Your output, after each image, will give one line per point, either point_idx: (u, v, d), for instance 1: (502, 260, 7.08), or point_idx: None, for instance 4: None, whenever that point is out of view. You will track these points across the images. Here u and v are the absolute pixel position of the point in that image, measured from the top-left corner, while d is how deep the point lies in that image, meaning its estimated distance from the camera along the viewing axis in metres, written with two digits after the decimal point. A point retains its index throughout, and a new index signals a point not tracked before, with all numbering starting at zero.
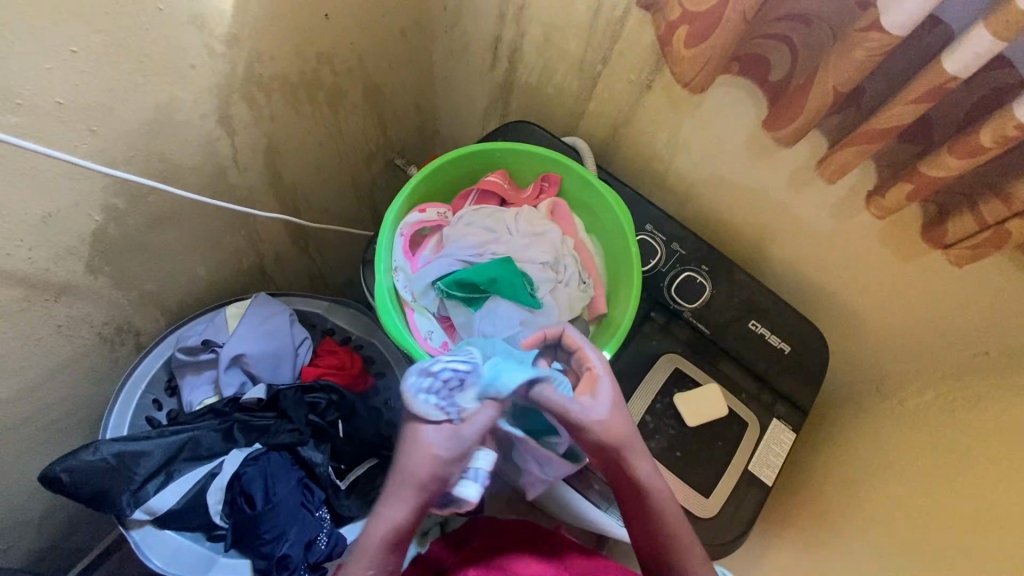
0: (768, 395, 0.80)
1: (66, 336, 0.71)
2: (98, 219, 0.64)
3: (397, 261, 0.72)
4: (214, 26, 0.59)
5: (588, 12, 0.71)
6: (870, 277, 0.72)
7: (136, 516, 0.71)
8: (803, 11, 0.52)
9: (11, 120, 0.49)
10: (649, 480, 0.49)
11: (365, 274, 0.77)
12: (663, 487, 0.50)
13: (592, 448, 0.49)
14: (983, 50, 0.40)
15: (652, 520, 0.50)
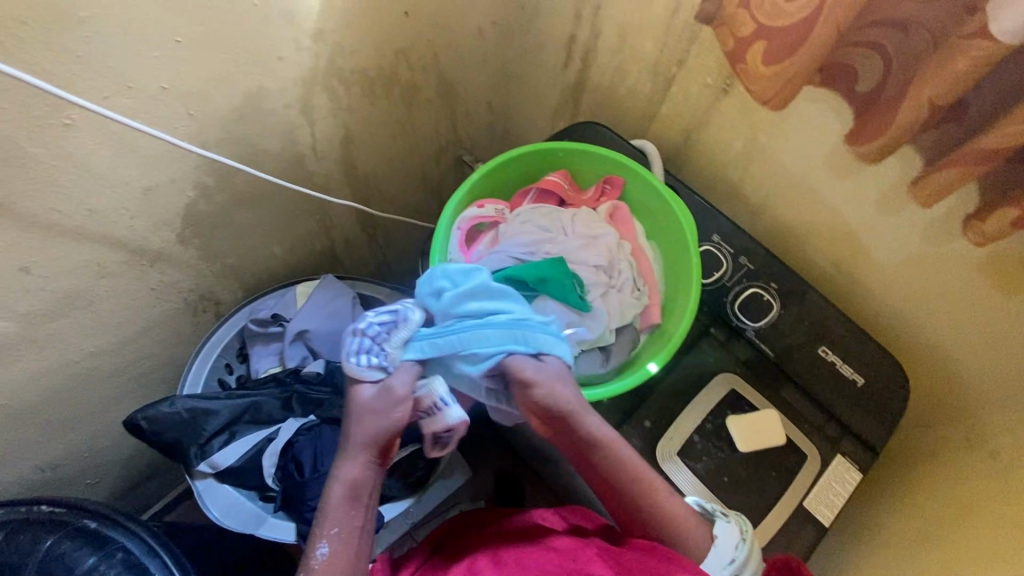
0: (835, 429, 0.74)
1: (158, 299, 0.79)
2: (190, 195, 0.70)
3: (453, 254, 0.74)
4: (302, 21, 0.64)
5: (666, 11, 0.68)
6: (967, 311, 0.64)
7: (201, 468, 0.78)
8: (899, 16, 0.47)
9: (124, 101, 0.56)
10: (598, 429, 0.59)
11: (420, 264, 0.80)
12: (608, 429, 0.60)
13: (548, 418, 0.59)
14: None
15: (602, 461, 0.59)
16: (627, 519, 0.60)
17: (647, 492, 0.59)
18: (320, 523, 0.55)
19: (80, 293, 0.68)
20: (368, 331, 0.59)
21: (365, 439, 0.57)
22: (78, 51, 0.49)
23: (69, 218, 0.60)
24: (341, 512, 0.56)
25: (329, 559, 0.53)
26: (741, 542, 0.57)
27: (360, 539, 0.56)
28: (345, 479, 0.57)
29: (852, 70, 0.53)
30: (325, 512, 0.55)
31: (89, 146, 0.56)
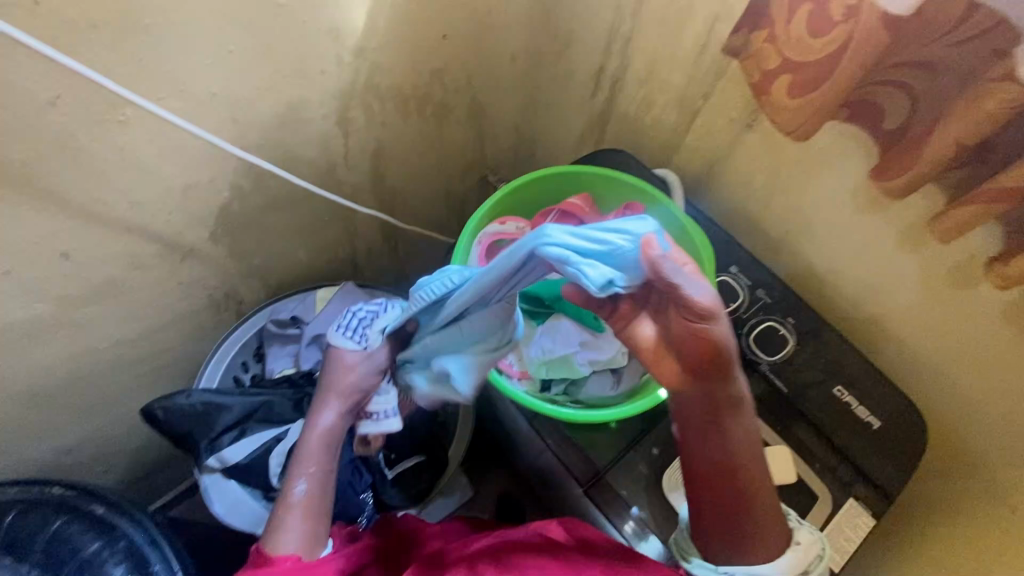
0: (850, 472, 0.71)
1: (185, 293, 0.81)
2: (226, 195, 0.73)
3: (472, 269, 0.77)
4: (347, 39, 0.67)
5: (695, 47, 0.71)
6: (988, 358, 0.63)
7: (210, 462, 0.79)
8: (926, 57, 0.48)
9: (174, 103, 0.59)
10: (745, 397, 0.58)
11: None
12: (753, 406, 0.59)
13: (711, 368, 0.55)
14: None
15: (716, 429, 0.58)
16: (705, 501, 0.59)
17: (748, 473, 0.58)
18: (299, 464, 0.67)
19: (114, 282, 0.71)
20: (357, 315, 0.72)
21: (330, 389, 0.69)
22: (140, 54, 0.53)
23: (113, 209, 0.63)
24: (317, 453, 0.68)
25: (300, 496, 0.65)
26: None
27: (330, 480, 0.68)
28: (320, 427, 0.69)
29: (878, 107, 0.54)
30: (304, 452, 0.67)
31: (138, 142, 0.60)
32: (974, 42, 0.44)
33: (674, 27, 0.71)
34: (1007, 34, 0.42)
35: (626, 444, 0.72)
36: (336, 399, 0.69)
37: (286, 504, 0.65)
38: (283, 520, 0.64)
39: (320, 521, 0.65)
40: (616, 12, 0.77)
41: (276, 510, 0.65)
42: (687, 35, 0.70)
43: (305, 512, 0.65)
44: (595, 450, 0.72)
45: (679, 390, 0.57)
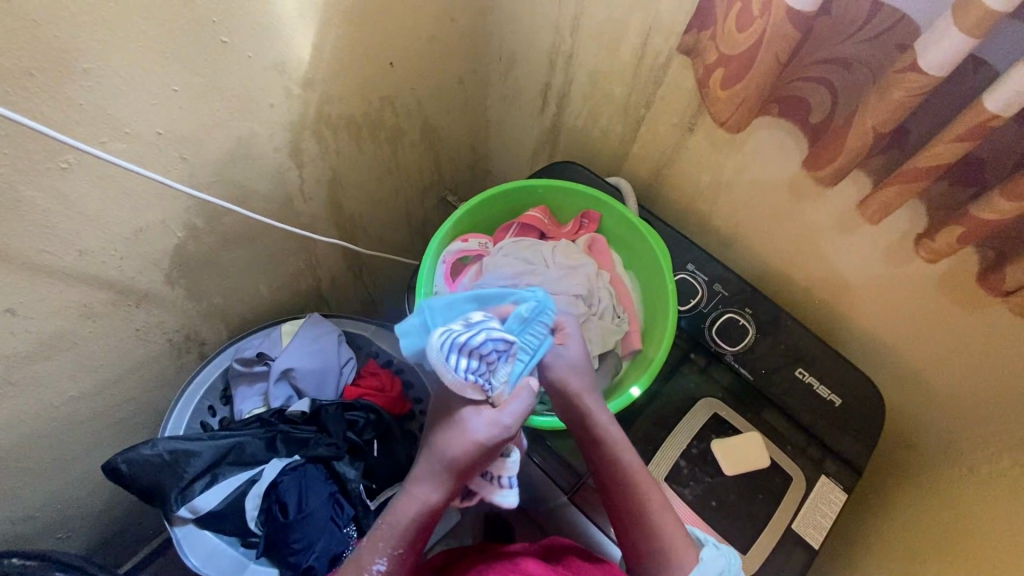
0: (816, 450, 0.75)
1: (142, 340, 0.79)
2: (180, 235, 0.72)
3: (439, 287, 0.77)
4: (293, 72, 0.68)
5: (633, 59, 0.74)
6: (929, 327, 0.68)
7: (181, 513, 0.76)
8: (840, 56, 0.52)
9: (120, 146, 0.58)
10: (618, 441, 0.61)
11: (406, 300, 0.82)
12: (617, 435, 0.62)
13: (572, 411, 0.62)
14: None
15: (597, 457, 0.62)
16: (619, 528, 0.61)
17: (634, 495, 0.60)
18: (382, 536, 0.53)
19: (64, 334, 0.68)
20: (483, 351, 0.50)
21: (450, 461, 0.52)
22: (80, 100, 0.52)
23: (59, 259, 0.61)
24: (406, 532, 0.53)
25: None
26: None
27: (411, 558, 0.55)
28: (417, 497, 0.53)
29: (804, 103, 0.58)
30: (386, 525, 0.53)
31: (82, 188, 0.58)
32: (880, 40, 0.48)
33: (612, 42, 0.75)
34: (908, 30, 0.46)
35: None
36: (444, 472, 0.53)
37: None
38: None
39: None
40: (556, 31, 0.80)
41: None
42: (624, 48, 0.74)
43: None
44: (572, 455, 0.75)
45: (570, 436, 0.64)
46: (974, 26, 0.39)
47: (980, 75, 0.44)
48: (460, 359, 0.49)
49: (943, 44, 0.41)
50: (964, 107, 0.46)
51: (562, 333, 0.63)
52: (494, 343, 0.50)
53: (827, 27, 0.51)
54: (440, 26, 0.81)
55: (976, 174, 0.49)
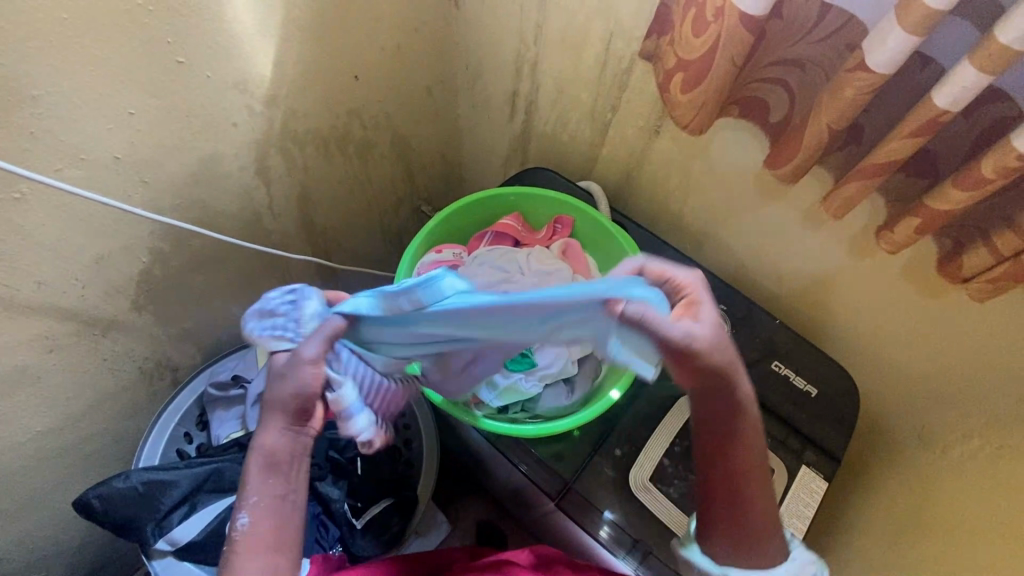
0: (798, 441, 0.75)
1: (110, 369, 0.76)
2: (146, 260, 0.70)
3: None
4: (255, 89, 0.67)
5: (597, 64, 0.75)
6: (897, 314, 0.70)
7: (159, 546, 0.74)
8: (794, 56, 0.53)
9: (77, 173, 0.56)
10: (749, 402, 0.49)
11: None
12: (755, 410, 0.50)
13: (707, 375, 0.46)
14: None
15: (736, 438, 0.50)
16: (715, 514, 0.52)
17: (745, 488, 0.51)
18: (242, 489, 0.49)
19: (27, 369, 0.66)
20: (279, 310, 0.54)
21: (280, 399, 0.50)
22: (30, 128, 0.50)
23: (16, 292, 0.59)
24: (266, 480, 0.49)
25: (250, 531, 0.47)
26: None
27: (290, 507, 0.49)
28: (263, 446, 0.50)
29: (763, 103, 0.59)
30: (249, 479, 0.49)
31: (38, 218, 0.56)
32: (830, 40, 0.49)
33: (575, 48, 0.75)
34: (856, 30, 0.47)
35: (588, 451, 0.74)
36: (286, 415, 0.50)
37: (226, 543, 0.47)
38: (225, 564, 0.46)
39: (282, 551, 0.48)
40: (519, 38, 0.81)
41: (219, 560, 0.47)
42: (587, 54, 0.75)
43: (251, 554, 0.46)
44: (558, 462, 0.73)
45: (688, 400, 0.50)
46: (917, 25, 0.40)
47: (926, 72, 0.46)
48: (254, 318, 0.55)
49: (888, 42, 0.42)
50: (912, 103, 0.48)
51: (693, 302, 0.46)
52: (286, 303, 0.54)
53: (780, 28, 0.52)
54: (404, 36, 0.81)
55: (929, 167, 0.51)
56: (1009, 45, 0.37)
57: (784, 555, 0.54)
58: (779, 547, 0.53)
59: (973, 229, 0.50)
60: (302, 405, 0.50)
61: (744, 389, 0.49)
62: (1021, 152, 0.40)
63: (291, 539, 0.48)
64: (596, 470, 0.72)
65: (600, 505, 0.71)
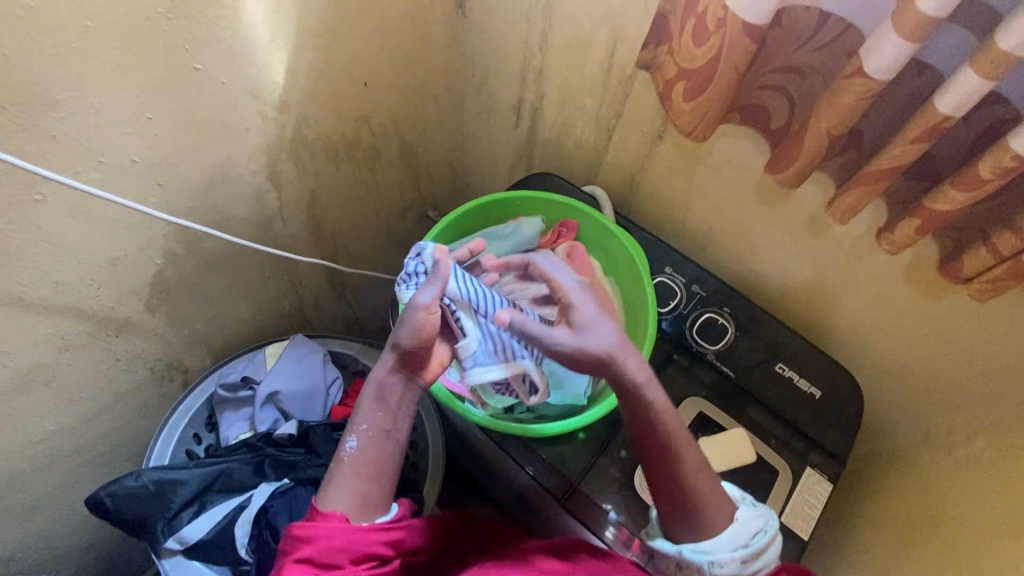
0: (801, 443, 0.76)
1: (122, 370, 0.78)
2: (159, 262, 0.71)
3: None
4: (268, 96, 0.69)
5: (601, 72, 0.77)
6: (902, 315, 0.71)
7: (169, 545, 0.74)
8: (794, 64, 0.54)
9: (95, 175, 0.58)
10: (643, 381, 0.56)
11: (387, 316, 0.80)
12: (655, 391, 0.57)
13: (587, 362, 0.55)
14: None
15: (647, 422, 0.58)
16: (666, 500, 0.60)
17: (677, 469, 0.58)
18: (352, 418, 0.59)
19: (42, 368, 0.67)
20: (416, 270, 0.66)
21: (396, 345, 0.59)
22: (51, 130, 0.52)
23: (34, 292, 0.61)
24: (371, 412, 0.59)
25: (356, 453, 0.57)
26: (759, 533, 0.59)
27: (385, 445, 0.59)
28: (374, 383, 0.59)
29: (764, 108, 0.60)
30: (360, 410, 0.59)
31: (56, 220, 0.58)
32: (829, 47, 0.51)
33: (579, 56, 0.77)
34: (854, 38, 0.48)
35: (594, 454, 0.74)
36: (399, 356, 0.59)
37: (337, 459, 0.58)
38: (333, 475, 0.57)
39: (377, 478, 0.58)
40: (525, 47, 0.82)
41: (329, 471, 0.58)
42: (592, 61, 0.76)
43: (353, 474, 0.57)
44: (564, 462, 0.73)
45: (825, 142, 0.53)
46: (912, 32, 0.41)
47: (924, 77, 0.47)
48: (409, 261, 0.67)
49: (886, 49, 0.43)
50: (910, 106, 0.49)
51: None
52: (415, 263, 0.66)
53: (779, 37, 0.53)
54: (412, 45, 0.83)
55: (929, 169, 0.52)
56: (1009, 51, 0.38)
57: (730, 520, 0.59)
58: (720, 516, 0.59)
59: (972, 230, 0.51)
60: (415, 351, 0.59)
61: (631, 371, 0.56)
62: (1017, 152, 0.41)
63: (382, 470, 0.58)
64: (601, 470, 0.73)
65: (606, 506, 0.71)
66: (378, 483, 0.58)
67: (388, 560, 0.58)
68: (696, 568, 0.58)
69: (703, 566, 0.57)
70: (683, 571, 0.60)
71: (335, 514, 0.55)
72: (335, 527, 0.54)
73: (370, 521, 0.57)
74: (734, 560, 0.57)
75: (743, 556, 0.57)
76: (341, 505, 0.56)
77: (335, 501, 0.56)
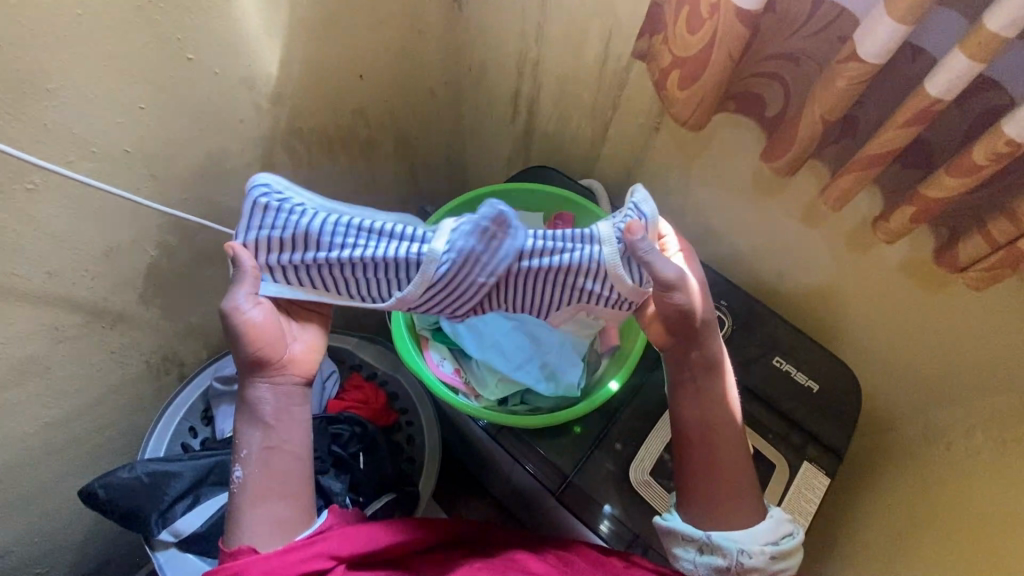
0: (799, 436, 0.76)
1: (117, 362, 0.78)
2: (153, 254, 0.71)
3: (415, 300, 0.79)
4: (262, 86, 0.69)
5: (597, 63, 0.76)
6: (901, 307, 0.71)
7: (163, 537, 0.75)
8: (789, 50, 0.54)
9: (87, 165, 0.58)
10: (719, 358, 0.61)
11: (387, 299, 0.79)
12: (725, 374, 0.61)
13: (680, 322, 0.59)
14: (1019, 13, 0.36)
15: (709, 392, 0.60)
16: (698, 473, 0.58)
17: (729, 445, 0.59)
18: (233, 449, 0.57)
19: (36, 359, 0.67)
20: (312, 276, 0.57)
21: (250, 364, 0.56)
22: (43, 119, 0.52)
23: (27, 282, 0.61)
24: (251, 436, 0.56)
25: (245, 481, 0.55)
26: (785, 538, 0.56)
27: (276, 461, 0.56)
28: (247, 408, 0.57)
29: (759, 97, 0.60)
30: (240, 437, 0.57)
31: (50, 209, 0.58)
32: (824, 32, 0.50)
33: (575, 47, 0.77)
34: (849, 23, 0.48)
35: (589, 447, 0.74)
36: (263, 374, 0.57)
37: (232, 495, 0.56)
38: (235, 510, 0.55)
39: (279, 496, 0.55)
40: (521, 38, 0.82)
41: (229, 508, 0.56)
42: (587, 52, 0.76)
43: (255, 501, 0.55)
44: (559, 454, 0.73)
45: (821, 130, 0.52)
46: (906, 14, 0.41)
47: (919, 62, 0.46)
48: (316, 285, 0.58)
49: (880, 32, 0.43)
50: (905, 93, 0.48)
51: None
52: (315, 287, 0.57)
53: (774, 24, 0.53)
54: (409, 37, 0.83)
55: (925, 156, 0.51)
56: (999, 32, 0.38)
57: (761, 515, 0.57)
58: (752, 506, 0.57)
59: (967, 218, 0.51)
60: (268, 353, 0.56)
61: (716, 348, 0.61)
62: (1011, 138, 0.41)
63: (288, 485, 0.56)
64: (597, 463, 0.73)
65: (601, 499, 0.70)
66: (283, 499, 0.55)
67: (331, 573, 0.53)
68: (722, 556, 0.55)
69: (731, 553, 0.54)
70: (703, 558, 0.56)
71: (245, 547, 0.52)
72: (247, 560, 0.51)
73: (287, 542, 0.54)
74: (764, 552, 0.54)
75: (772, 551, 0.54)
76: (249, 537, 0.54)
77: (239, 536, 0.54)
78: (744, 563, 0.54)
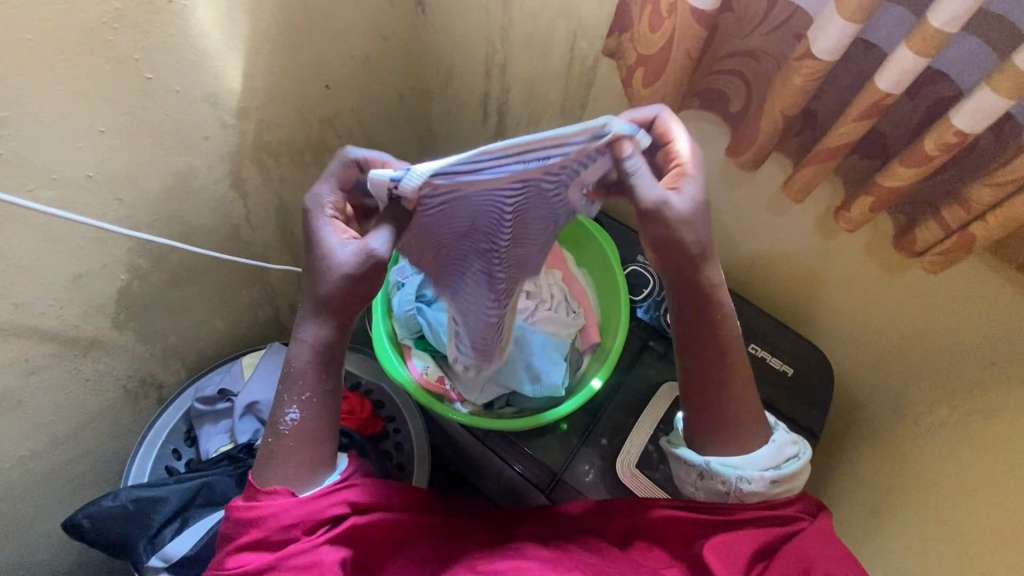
0: (777, 420, 0.78)
1: (93, 389, 0.76)
2: (123, 277, 0.70)
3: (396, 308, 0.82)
4: (226, 102, 0.67)
5: (563, 63, 0.77)
6: (867, 289, 0.73)
7: (153, 562, 0.73)
8: (746, 48, 0.55)
9: (48, 193, 0.57)
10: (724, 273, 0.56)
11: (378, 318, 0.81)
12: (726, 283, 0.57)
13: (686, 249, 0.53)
14: (958, 10, 0.38)
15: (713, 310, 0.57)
16: (698, 398, 0.59)
17: (729, 368, 0.58)
18: (287, 388, 0.56)
19: (7, 393, 0.65)
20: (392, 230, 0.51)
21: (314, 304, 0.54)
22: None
23: None
24: (308, 379, 0.56)
25: (302, 422, 0.56)
26: (787, 461, 0.58)
27: (325, 408, 0.57)
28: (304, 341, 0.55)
29: (721, 95, 0.61)
30: (291, 374, 0.56)
31: (11, 240, 0.56)
32: (779, 30, 0.52)
33: (541, 48, 0.77)
34: (802, 21, 0.50)
35: (575, 444, 0.75)
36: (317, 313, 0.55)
37: (275, 433, 0.56)
38: (274, 448, 0.56)
39: (320, 445, 0.57)
40: (487, 42, 0.82)
41: (266, 446, 0.56)
42: (553, 53, 0.76)
43: (296, 446, 0.56)
44: (547, 454, 0.74)
45: (780, 127, 0.53)
46: (856, 13, 0.42)
47: (870, 57, 0.48)
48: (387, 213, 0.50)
49: (831, 31, 0.44)
50: (859, 87, 0.50)
51: None
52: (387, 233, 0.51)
53: (731, 22, 0.54)
54: (373, 44, 0.82)
55: (880, 147, 0.53)
56: (941, 28, 0.39)
57: (765, 440, 0.59)
58: (756, 434, 0.59)
59: (922, 205, 0.53)
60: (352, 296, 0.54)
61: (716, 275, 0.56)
62: (960, 128, 0.43)
63: (324, 436, 0.57)
64: (584, 459, 0.74)
65: (590, 495, 0.72)
66: (320, 449, 0.57)
67: (348, 519, 0.57)
68: (721, 481, 0.58)
69: (730, 479, 0.57)
70: (704, 482, 0.59)
71: (282, 490, 0.54)
72: (283, 504, 0.53)
73: (318, 485, 0.57)
74: (763, 477, 0.57)
75: (772, 476, 0.57)
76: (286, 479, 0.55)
77: (279, 477, 0.55)
78: (744, 487, 0.57)
